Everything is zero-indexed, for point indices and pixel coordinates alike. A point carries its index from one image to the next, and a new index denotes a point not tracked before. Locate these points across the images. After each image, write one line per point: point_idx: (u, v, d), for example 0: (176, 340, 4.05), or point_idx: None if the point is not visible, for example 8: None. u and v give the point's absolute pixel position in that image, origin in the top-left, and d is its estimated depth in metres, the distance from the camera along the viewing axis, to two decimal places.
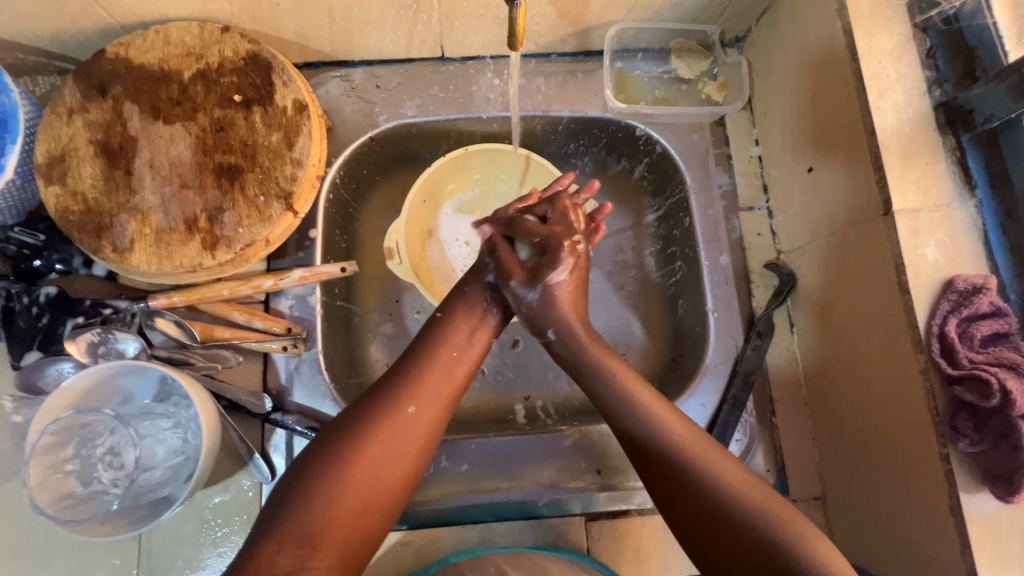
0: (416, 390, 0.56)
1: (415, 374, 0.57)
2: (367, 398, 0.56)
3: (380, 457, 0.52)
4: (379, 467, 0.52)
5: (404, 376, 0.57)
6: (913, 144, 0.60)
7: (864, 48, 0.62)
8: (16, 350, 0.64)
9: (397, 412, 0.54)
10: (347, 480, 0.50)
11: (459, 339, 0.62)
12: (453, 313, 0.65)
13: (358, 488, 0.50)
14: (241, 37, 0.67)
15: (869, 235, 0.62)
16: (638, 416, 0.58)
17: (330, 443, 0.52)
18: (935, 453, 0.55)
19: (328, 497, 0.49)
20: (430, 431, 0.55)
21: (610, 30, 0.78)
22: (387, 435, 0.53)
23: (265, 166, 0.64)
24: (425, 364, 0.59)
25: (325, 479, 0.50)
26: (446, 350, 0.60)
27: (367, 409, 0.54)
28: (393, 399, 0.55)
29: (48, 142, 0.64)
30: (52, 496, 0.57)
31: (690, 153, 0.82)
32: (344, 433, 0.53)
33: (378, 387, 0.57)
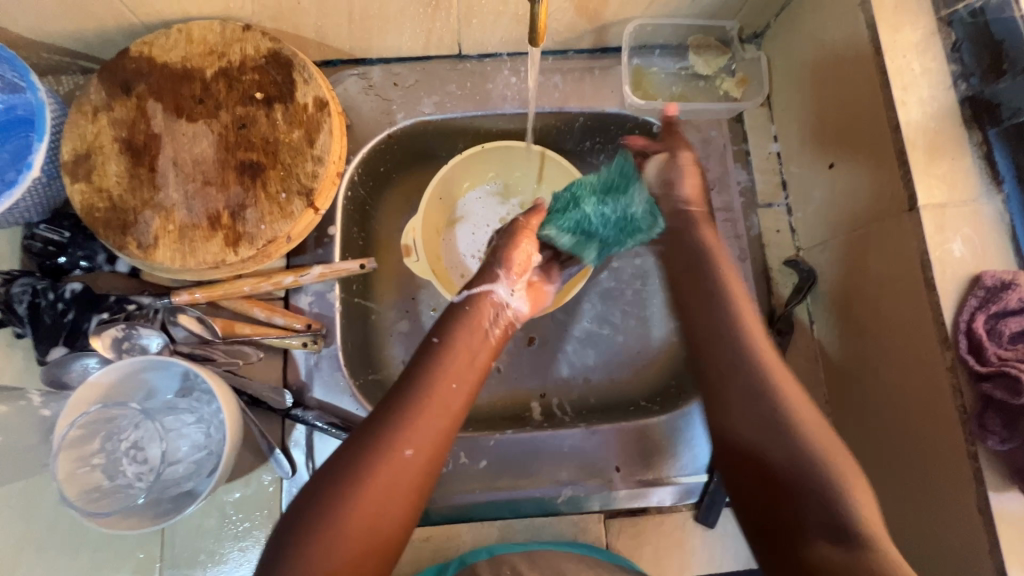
0: (413, 429, 0.52)
1: (410, 408, 0.53)
2: (356, 440, 0.52)
3: (378, 504, 0.49)
4: (379, 513, 0.49)
5: (398, 412, 0.53)
6: (939, 139, 0.59)
7: (888, 42, 0.61)
8: (41, 346, 0.65)
9: (393, 455, 0.51)
10: (343, 528, 0.47)
11: (456, 369, 0.58)
12: (451, 337, 0.60)
13: (356, 539, 0.47)
14: (263, 36, 0.67)
15: (893, 231, 0.61)
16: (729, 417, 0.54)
17: (320, 496, 0.49)
18: (963, 451, 0.54)
19: (321, 552, 0.46)
20: (429, 467, 0.52)
21: (628, 26, 0.78)
22: (382, 482, 0.49)
23: (287, 163, 0.65)
24: (420, 397, 0.54)
25: (320, 533, 0.47)
26: (444, 382, 0.56)
27: (357, 455, 0.51)
28: (387, 439, 0.51)
29: (74, 140, 0.65)
30: (79, 489, 0.58)
31: (708, 150, 0.81)
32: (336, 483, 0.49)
33: (368, 428, 0.53)
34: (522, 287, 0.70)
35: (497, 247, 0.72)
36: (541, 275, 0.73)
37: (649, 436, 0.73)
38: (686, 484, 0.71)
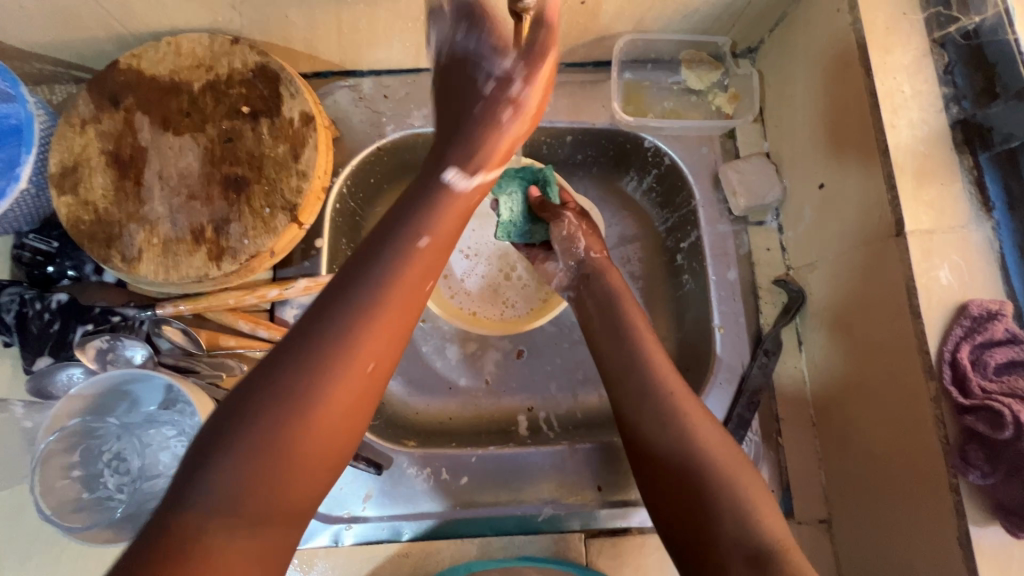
0: (370, 344, 0.47)
1: (370, 319, 0.47)
2: (309, 349, 0.45)
3: (332, 421, 0.45)
4: (330, 430, 0.45)
5: (354, 323, 0.47)
6: (928, 163, 0.58)
7: (878, 63, 0.60)
8: (29, 355, 0.66)
9: (355, 370, 0.46)
10: (288, 445, 0.43)
11: (420, 276, 0.51)
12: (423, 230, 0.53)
13: (304, 467, 0.43)
14: (250, 49, 0.67)
15: (879, 256, 0.60)
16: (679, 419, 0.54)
17: (265, 420, 0.43)
18: (945, 483, 0.53)
19: (260, 471, 0.42)
20: (379, 385, 0.48)
21: (620, 40, 0.77)
22: (338, 406, 0.45)
23: (271, 178, 0.65)
24: (381, 305, 0.48)
25: (263, 451, 0.42)
26: (416, 285, 0.51)
27: (311, 370, 0.45)
28: (347, 354, 0.46)
29: (61, 152, 0.65)
30: (57, 501, 0.58)
31: (699, 166, 0.81)
32: (283, 403, 0.43)
33: (316, 333, 0.46)
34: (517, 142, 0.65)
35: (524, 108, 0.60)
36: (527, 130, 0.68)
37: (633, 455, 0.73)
38: None
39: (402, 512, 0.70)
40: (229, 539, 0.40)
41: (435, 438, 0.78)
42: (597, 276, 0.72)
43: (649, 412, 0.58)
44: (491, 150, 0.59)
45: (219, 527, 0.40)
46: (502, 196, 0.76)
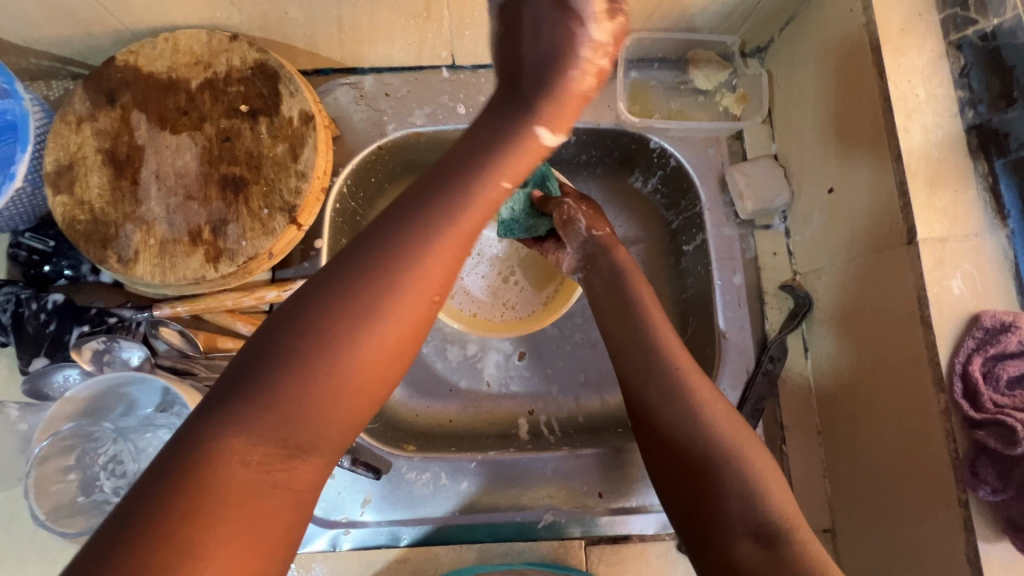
0: (422, 273, 0.42)
1: (424, 247, 0.43)
2: (357, 275, 0.41)
3: (385, 342, 0.41)
4: (382, 353, 0.41)
5: (408, 248, 0.42)
6: (942, 169, 0.57)
7: (892, 65, 0.59)
8: (24, 356, 0.65)
9: (418, 294, 0.42)
10: (340, 363, 0.39)
11: (482, 207, 0.47)
12: (485, 159, 0.48)
13: (347, 398, 0.40)
14: (249, 46, 0.66)
15: (890, 264, 0.59)
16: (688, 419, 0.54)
17: (307, 345, 0.39)
18: (953, 498, 0.52)
19: (310, 386, 0.38)
20: (429, 321, 0.44)
21: (626, 38, 0.76)
22: (382, 339, 0.41)
23: (270, 178, 0.64)
24: (429, 234, 0.43)
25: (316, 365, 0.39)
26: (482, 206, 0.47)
27: (359, 295, 0.40)
28: (391, 286, 0.41)
29: (57, 150, 0.64)
30: (51, 504, 0.58)
31: (705, 168, 0.79)
32: (325, 332, 0.39)
33: (367, 257, 0.42)
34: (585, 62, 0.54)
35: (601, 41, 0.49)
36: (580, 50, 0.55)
37: (634, 462, 0.72)
38: None
39: (401, 517, 0.69)
40: (260, 473, 0.37)
41: (434, 442, 0.77)
42: (602, 254, 0.69)
43: (654, 394, 0.56)
44: (566, 92, 0.49)
45: (249, 461, 0.37)
46: None
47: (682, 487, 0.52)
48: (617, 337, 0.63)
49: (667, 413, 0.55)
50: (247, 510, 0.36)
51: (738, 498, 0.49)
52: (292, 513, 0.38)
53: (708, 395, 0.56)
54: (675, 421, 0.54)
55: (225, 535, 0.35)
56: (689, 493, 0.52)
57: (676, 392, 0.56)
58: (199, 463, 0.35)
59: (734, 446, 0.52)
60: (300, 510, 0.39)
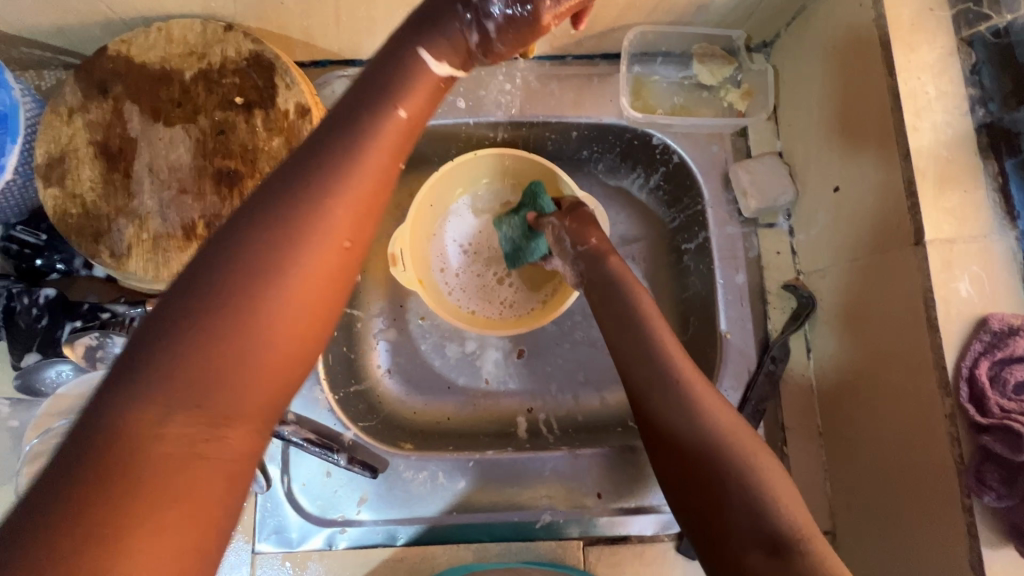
0: (335, 209, 0.37)
1: (316, 190, 0.37)
2: (243, 234, 0.36)
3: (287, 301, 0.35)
4: (290, 315, 0.35)
5: (316, 184, 0.37)
6: (951, 168, 0.55)
7: (902, 61, 0.57)
8: (17, 350, 0.64)
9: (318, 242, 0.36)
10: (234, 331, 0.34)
11: (399, 136, 0.41)
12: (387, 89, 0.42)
13: (266, 354, 0.35)
14: (244, 37, 0.64)
15: (896, 265, 0.58)
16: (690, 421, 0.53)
17: (209, 299, 0.34)
18: (957, 504, 0.51)
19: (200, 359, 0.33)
20: (344, 269, 0.38)
21: (630, 32, 0.74)
22: (283, 296, 0.35)
23: (265, 172, 0.63)
24: (320, 176, 0.37)
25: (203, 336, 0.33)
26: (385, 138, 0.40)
27: (265, 239, 0.35)
28: (283, 237, 0.36)
29: (48, 142, 0.62)
30: None
31: (709, 166, 0.78)
32: (211, 301, 0.34)
33: (274, 199, 0.37)
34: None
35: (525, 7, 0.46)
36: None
37: (632, 462, 0.71)
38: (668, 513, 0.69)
39: (398, 516, 0.69)
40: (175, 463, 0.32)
41: (431, 441, 0.77)
42: (597, 261, 0.68)
43: (666, 402, 0.55)
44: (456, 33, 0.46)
45: (156, 453, 0.32)
46: (506, 226, 0.81)
47: (689, 494, 0.51)
48: (618, 338, 0.62)
49: (679, 423, 0.54)
50: (166, 501, 0.31)
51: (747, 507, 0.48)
52: (228, 486, 0.33)
53: (709, 398, 0.55)
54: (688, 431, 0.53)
55: (152, 528, 0.30)
56: (694, 496, 0.51)
57: (678, 394, 0.55)
58: (107, 446, 0.31)
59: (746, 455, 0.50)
60: (241, 478, 0.34)
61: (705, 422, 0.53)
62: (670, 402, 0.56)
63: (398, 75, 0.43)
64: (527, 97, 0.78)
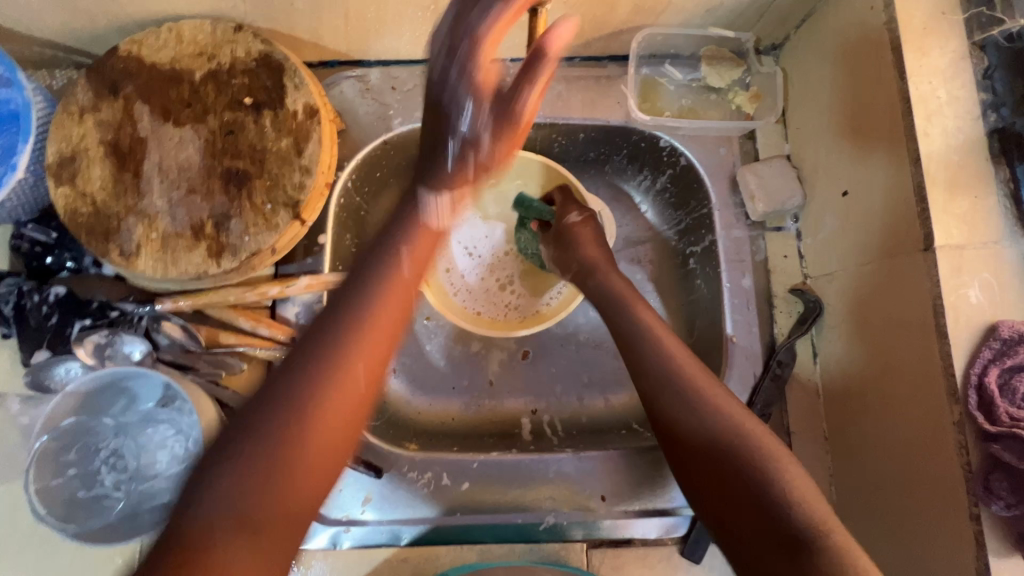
0: (366, 335, 0.48)
1: (341, 335, 0.47)
2: (283, 380, 0.46)
3: (322, 417, 0.45)
4: (324, 434, 0.45)
5: (352, 318, 0.48)
6: (962, 174, 0.55)
7: (914, 65, 0.57)
8: (27, 348, 0.64)
9: (342, 367, 0.46)
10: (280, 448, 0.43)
11: (404, 289, 0.51)
12: (394, 252, 0.52)
13: (320, 451, 0.44)
14: (254, 37, 0.65)
15: (904, 270, 0.58)
16: (699, 416, 0.54)
17: (274, 415, 0.44)
18: (965, 512, 0.51)
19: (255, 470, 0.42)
20: (365, 404, 0.47)
21: (638, 34, 0.74)
22: (318, 411, 0.45)
23: (273, 173, 0.63)
24: (345, 324, 0.48)
25: (258, 450, 0.43)
26: (395, 279, 0.51)
27: (316, 363, 0.46)
28: (317, 368, 0.46)
29: (59, 141, 0.63)
30: (53, 500, 0.59)
31: (716, 168, 0.78)
32: (262, 427, 0.43)
33: (323, 331, 0.48)
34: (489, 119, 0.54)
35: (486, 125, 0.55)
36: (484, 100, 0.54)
37: (637, 465, 0.71)
38: (673, 516, 0.69)
39: (401, 517, 0.69)
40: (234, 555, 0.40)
41: (436, 440, 0.77)
42: (591, 275, 0.71)
43: (677, 402, 0.56)
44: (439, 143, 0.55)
45: (219, 541, 0.40)
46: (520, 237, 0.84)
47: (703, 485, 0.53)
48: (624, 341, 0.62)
49: (692, 422, 0.55)
50: None
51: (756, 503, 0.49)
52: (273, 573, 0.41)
53: (714, 401, 0.55)
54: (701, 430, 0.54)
55: None
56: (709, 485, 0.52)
57: (685, 392, 0.57)
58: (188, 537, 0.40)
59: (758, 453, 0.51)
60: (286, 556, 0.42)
61: (714, 416, 0.54)
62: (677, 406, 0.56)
63: (400, 234, 0.54)
64: None
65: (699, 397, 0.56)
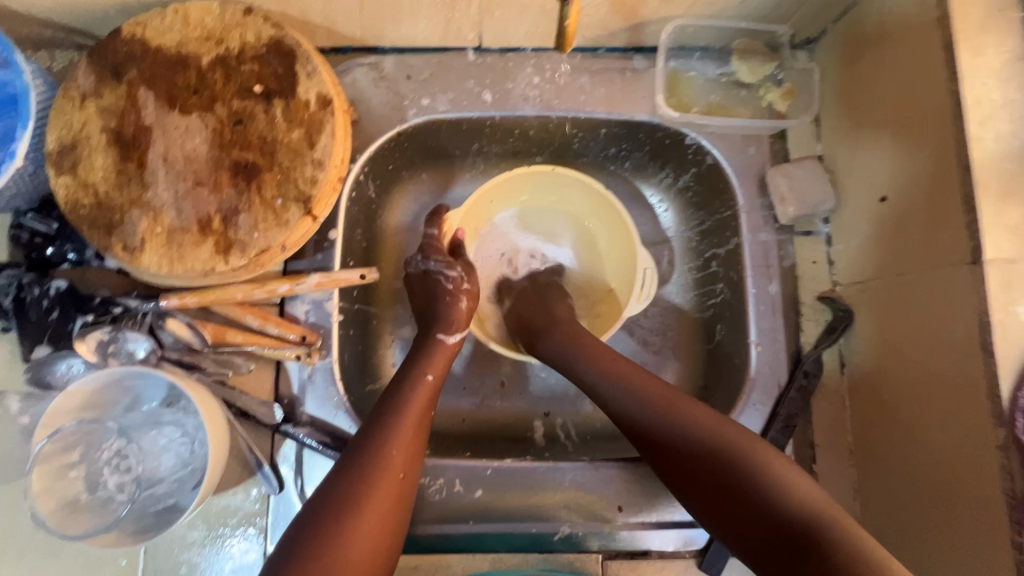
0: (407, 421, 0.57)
1: (387, 433, 0.56)
2: (346, 471, 0.53)
3: (384, 504, 0.52)
4: (386, 503, 0.52)
5: (396, 405, 0.58)
6: (1017, 183, 0.52)
7: (967, 66, 0.54)
8: (27, 342, 0.62)
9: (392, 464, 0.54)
10: (357, 524, 0.49)
11: (429, 395, 0.61)
12: (417, 362, 0.64)
13: (378, 515, 0.51)
14: (264, 21, 0.61)
15: (947, 284, 0.55)
16: (670, 424, 0.55)
17: (347, 479, 0.52)
18: (1006, 539, 0.49)
19: (339, 535, 0.48)
20: (409, 486, 0.55)
21: (668, 26, 0.71)
22: (382, 499, 0.52)
23: (284, 166, 0.60)
24: (388, 420, 0.57)
25: (339, 518, 0.49)
26: (421, 410, 0.60)
27: (375, 435, 0.55)
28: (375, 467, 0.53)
29: (60, 129, 0.60)
30: (56, 503, 0.56)
31: (745, 168, 0.74)
32: (336, 507, 0.50)
33: (369, 428, 0.56)
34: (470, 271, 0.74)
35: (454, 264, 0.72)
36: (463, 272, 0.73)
37: (655, 475, 0.69)
38: (690, 529, 0.67)
39: (411, 523, 0.67)
40: None
41: (446, 443, 0.74)
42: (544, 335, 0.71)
43: (649, 409, 0.57)
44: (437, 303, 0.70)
45: None
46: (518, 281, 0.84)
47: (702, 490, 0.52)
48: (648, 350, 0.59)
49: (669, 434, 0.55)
50: None
51: (759, 513, 0.48)
52: None
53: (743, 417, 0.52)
54: (691, 444, 0.53)
55: None
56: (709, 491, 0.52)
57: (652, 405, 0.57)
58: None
59: (750, 471, 0.50)
60: None
61: (685, 426, 0.54)
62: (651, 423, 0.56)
63: (425, 352, 0.65)
64: (555, 91, 0.74)
65: (663, 407, 0.56)
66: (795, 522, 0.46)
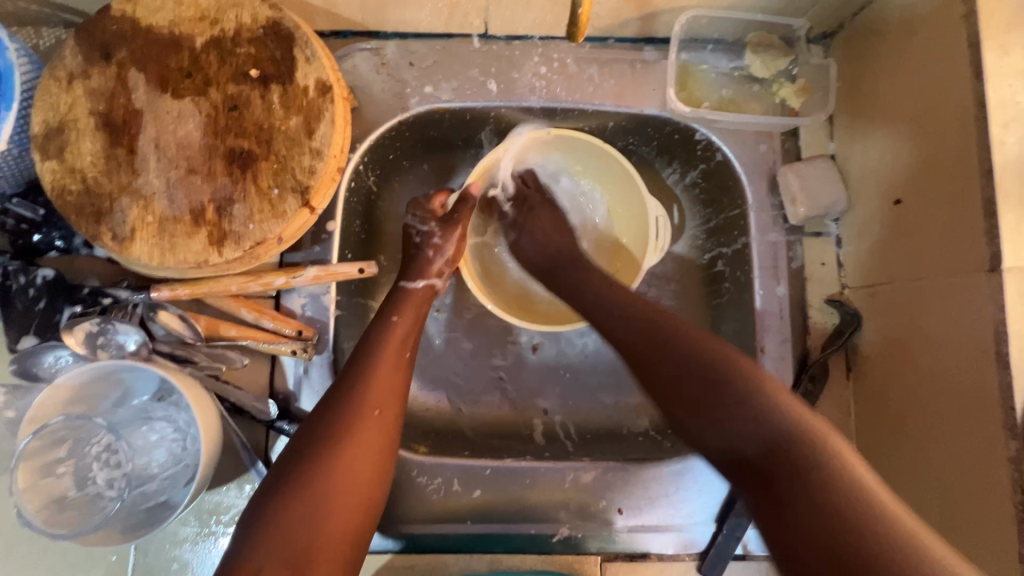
0: (380, 366, 0.57)
1: (364, 379, 0.55)
2: (325, 417, 0.52)
3: (366, 445, 0.51)
4: (367, 444, 0.52)
5: (371, 350, 0.58)
6: None
7: (993, 66, 0.52)
8: (12, 332, 0.60)
9: (365, 409, 0.53)
10: (336, 465, 0.49)
11: (402, 333, 0.61)
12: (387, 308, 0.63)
13: (360, 454, 0.51)
14: (262, 2, 0.58)
15: (963, 290, 0.53)
16: (670, 344, 0.52)
17: (326, 425, 0.52)
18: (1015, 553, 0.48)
19: (323, 477, 0.48)
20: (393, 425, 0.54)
21: (681, 16, 0.68)
22: (362, 437, 0.51)
23: (281, 154, 0.57)
24: (368, 366, 0.56)
25: (320, 461, 0.49)
26: (398, 351, 0.59)
27: (350, 378, 0.55)
28: (352, 408, 0.53)
29: (45, 111, 0.57)
30: (42, 501, 0.54)
31: (755, 165, 0.72)
32: (317, 451, 0.50)
33: (342, 376, 0.56)
34: (451, 232, 0.72)
35: (432, 227, 0.72)
36: (440, 232, 0.72)
37: (655, 477, 0.67)
38: (691, 532, 0.66)
39: (408, 522, 0.66)
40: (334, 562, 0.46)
41: (445, 440, 0.73)
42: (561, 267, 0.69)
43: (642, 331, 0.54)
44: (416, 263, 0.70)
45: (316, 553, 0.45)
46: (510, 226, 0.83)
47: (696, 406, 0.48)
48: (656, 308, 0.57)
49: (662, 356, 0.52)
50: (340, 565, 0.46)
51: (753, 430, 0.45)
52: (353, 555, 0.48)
53: None
54: (682, 366, 0.50)
55: None
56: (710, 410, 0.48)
57: (652, 327, 0.54)
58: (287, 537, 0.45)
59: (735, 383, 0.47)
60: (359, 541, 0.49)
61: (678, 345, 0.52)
62: (659, 341, 0.53)
63: (398, 302, 0.65)
64: (563, 82, 0.72)
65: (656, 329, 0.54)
66: (784, 442, 0.43)
